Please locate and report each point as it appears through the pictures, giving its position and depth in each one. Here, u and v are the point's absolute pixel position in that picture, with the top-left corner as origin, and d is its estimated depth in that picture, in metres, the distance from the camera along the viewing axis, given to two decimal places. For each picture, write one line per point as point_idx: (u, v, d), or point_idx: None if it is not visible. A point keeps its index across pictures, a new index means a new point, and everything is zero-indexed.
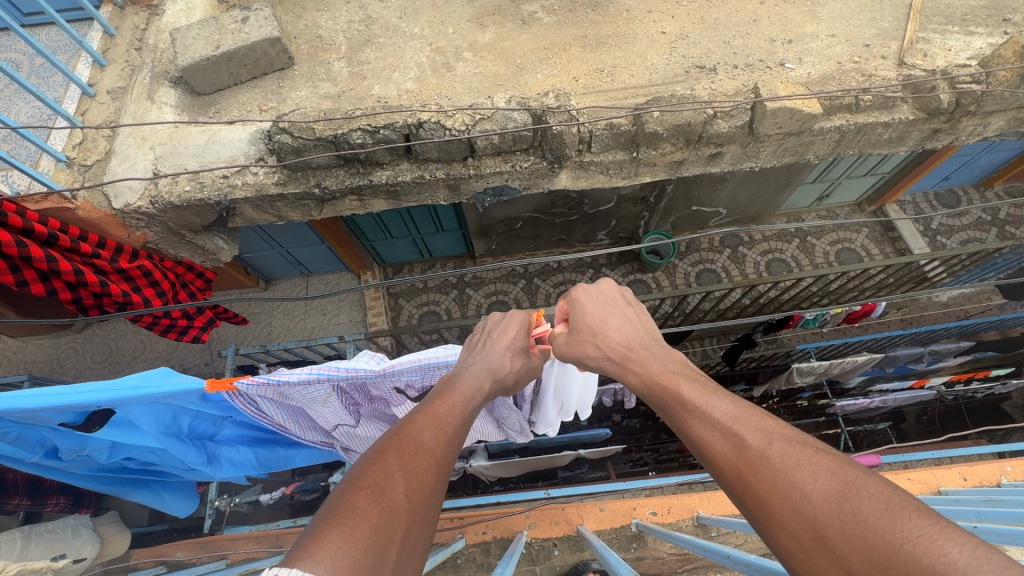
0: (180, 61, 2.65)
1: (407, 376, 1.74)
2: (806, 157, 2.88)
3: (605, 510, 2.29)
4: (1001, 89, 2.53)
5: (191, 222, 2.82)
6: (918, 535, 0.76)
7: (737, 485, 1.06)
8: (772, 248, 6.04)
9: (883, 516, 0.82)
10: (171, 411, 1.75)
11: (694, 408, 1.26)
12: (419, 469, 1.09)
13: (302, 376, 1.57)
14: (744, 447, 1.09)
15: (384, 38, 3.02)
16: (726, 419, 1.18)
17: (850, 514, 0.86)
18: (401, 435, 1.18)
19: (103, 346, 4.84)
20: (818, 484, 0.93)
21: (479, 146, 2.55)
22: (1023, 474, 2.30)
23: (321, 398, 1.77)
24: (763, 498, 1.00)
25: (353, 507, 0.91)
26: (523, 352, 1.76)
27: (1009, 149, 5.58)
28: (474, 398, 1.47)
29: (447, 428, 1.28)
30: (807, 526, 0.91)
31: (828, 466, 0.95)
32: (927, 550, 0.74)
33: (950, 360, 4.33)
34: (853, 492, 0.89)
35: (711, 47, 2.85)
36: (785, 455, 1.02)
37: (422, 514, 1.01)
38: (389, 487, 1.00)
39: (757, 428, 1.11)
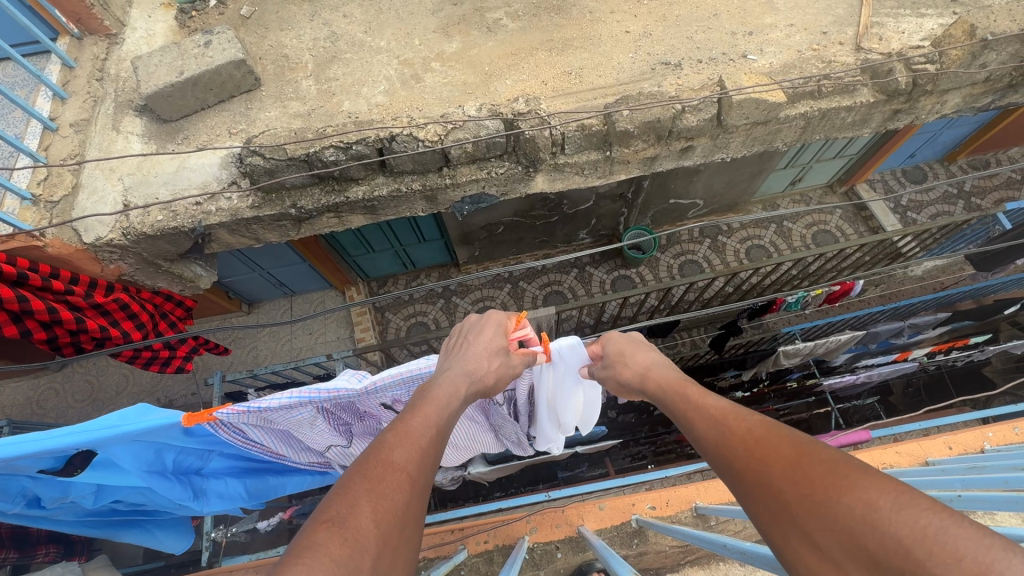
0: (144, 89, 2.61)
1: (391, 390, 1.70)
2: (774, 145, 2.93)
3: (605, 508, 2.27)
4: (954, 68, 2.62)
5: (166, 252, 2.78)
6: (852, 488, 0.89)
7: (723, 466, 1.19)
8: (750, 235, 6.15)
9: (824, 475, 0.95)
10: (154, 449, 1.70)
11: (695, 411, 1.42)
12: (388, 490, 1.08)
13: (283, 401, 1.54)
14: (730, 436, 1.23)
15: (350, 53, 3.02)
16: (722, 414, 1.33)
17: (804, 479, 0.98)
18: (370, 456, 1.17)
19: (84, 384, 4.72)
20: (781, 457, 1.06)
21: (453, 155, 2.55)
22: (1003, 439, 2.36)
23: (306, 420, 1.74)
24: (744, 478, 1.11)
25: (312, 541, 0.91)
26: (501, 351, 1.74)
27: (968, 124, 5.76)
28: (451, 405, 1.44)
29: (422, 443, 1.26)
30: (773, 495, 1.02)
31: (789, 442, 1.08)
32: (859, 501, 0.86)
33: (932, 331, 4.44)
34: (807, 460, 1.01)
35: (674, 44, 2.90)
36: (759, 438, 1.15)
37: (393, 539, 1.01)
38: (353, 515, 0.99)
39: (740, 422, 1.24)
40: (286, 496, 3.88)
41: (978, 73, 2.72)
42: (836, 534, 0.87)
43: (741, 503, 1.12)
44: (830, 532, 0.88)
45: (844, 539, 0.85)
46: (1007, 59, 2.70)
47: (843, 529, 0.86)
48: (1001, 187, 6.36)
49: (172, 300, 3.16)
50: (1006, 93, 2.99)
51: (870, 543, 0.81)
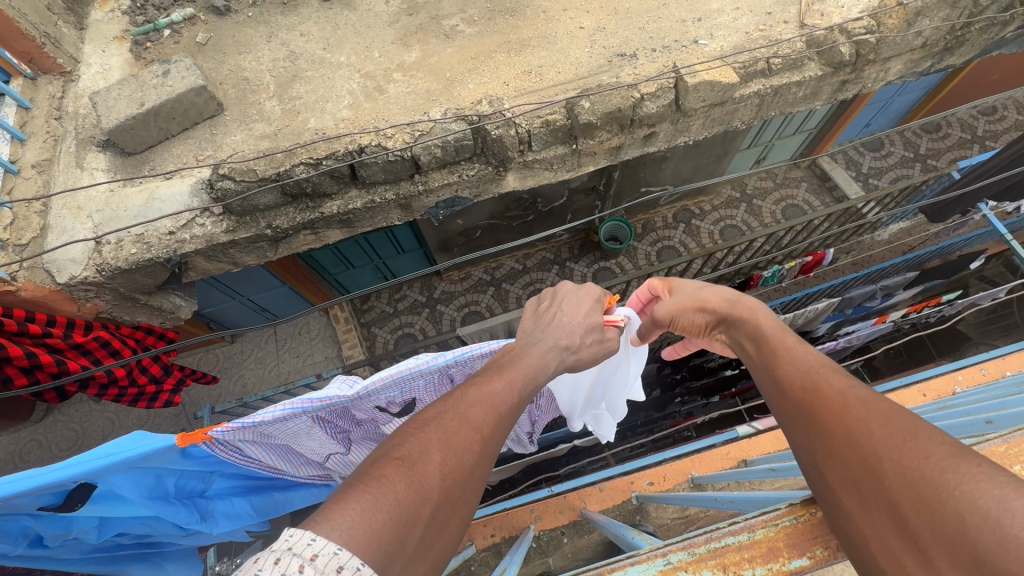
0: (105, 123, 2.59)
1: (385, 393, 1.64)
2: (732, 124, 3.03)
3: (605, 489, 2.32)
4: (892, 36, 2.75)
5: (144, 284, 2.75)
6: (980, 480, 0.80)
7: (805, 415, 1.12)
8: (723, 216, 6.30)
9: (938, 455, 0.87)
10: (155, 475, 1.67)
11: (782, 357, 1.32)
12: (460, 446, 1.13)
13: (276, 414, 1.48)
14: (823, 388, 1.14)
15: (311, 71, 3.04)
16: (816, 365, 1.23)
17: (912, 451, 0.90)
18: (451, 406, 1.23)
19: (69, 432, 4.61)
20: (884, 423, 0.97)
21: (423, 161, 2.58)
22: (973, 381, 2.48)
23: (303, 430, 1.72)
24: (829, 433, 1.04)
25: (381, 475, 0.99)
26: (596, 328, 1.73)
27: (916, 89, 5.98)
28: (535, 378, 1.46)
29: (501, 407, 1.28)
30: (863, 458, 0.96)
31: (906, 413, 0.97)
32: (985, 492, 0.78)
33: (903, 293, 4.60)
34: (925, 437, 0.91)
35: (628, 35, 2.99)
36: (861, 400, 1.05)
37: (453, 493, 1.06)
38: (424, 460, 1.06)
39: (841, 378, 1.13)
40: (289, 520, 3.84)
41: (915, 39, 2.86)
42: (937, 519, 0.81)
43: (814, 456, 1.06)
44: (931, 516, 0.82)
45: (947, 527, 0.80)
46: (941, 24, 2.84)
47: (949, 517, 0.80)
48: (954, 147, 6.62)
49: (153, 332, 3.10)
50: (943, 57, 3.14)
51: (983, 539, 0.74)
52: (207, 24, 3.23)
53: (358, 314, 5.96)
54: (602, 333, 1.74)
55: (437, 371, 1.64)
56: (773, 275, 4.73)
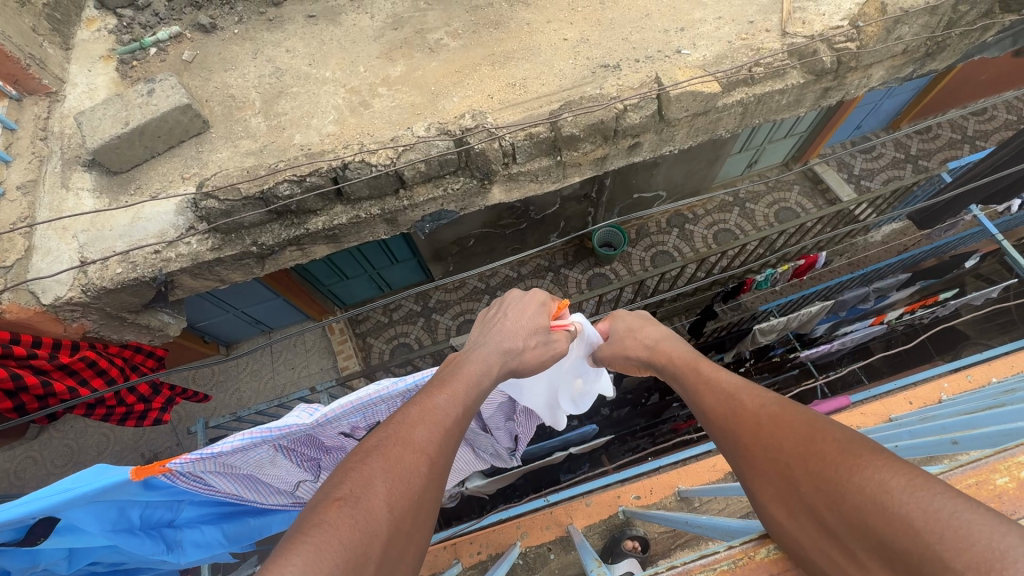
0: (90, 144, 2.60)
1: (347, 419, 1.63)
2: (718, 133, 3.04)
3: (591, 504, 2.30)
4: (872, 44, 2.76)
5: (130, 303, 2.75)
6: (864, 468, 0.91)
7: (733, 442, 1.23)
8: (716, 220, 6.31)
9: (834, 453, 0.98)
10: (118, 506, 1.61)
11: (714, 390, 1.44)
12: (405, 472, 1.14)
13: (235, 444, 1.43)
14: (743, 413, 1.26)
15: (297, 87, 3.05)
16: (739, 392, 1.36)
17: (814, 454, 1.01)
18: (392, 433, 1.23)
19: (64, 449, 4.59)
20: (791, 435, 1.09)
21: (407, 176, 2.59)
22: (960, 388, 2.47)
23: (267, 459, 1.68)
24: (755, 455, 1.15)
25: (323, 520, 0.97)
26: (539, 331, 1.85)
27: (906, 91, 6.00)
28: (479, 383, 1.52)
29: (446, 424, 1.31)
30: (781, 471, 1.06)
31: (804, 421, 1.10)
32: (869, 478, 0.89)
33: (898, 293, 4.61)
34: (821, 440, 1.03)
35: (611, 46, 3.00)
36: (774, 421, 1.17)
37: (404, 523, 1.07)
38: (368, 495, 1.06)
39: (756, 403, 1.26)
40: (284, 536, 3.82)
41: (895, 46, 2.88)
42: (842, 511, 0.90)
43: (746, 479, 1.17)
44: (838, 510, 0.91)
45: (850, 515, 0.89)
46: (921, 30, 2.86)
47: (849, 508, 0.89)
48: (944, 148, 6.64)
49: (142, 351, 3.09)
50: (925, 62, 3.16)
51: (879, 524, 0.83)
52: (193, 41, 3.24)
53: (353, 325, 5.96)
54: (547, 335, 1.87)
55: (398, 396, 1.66)
56: (766, 280, 4.71)
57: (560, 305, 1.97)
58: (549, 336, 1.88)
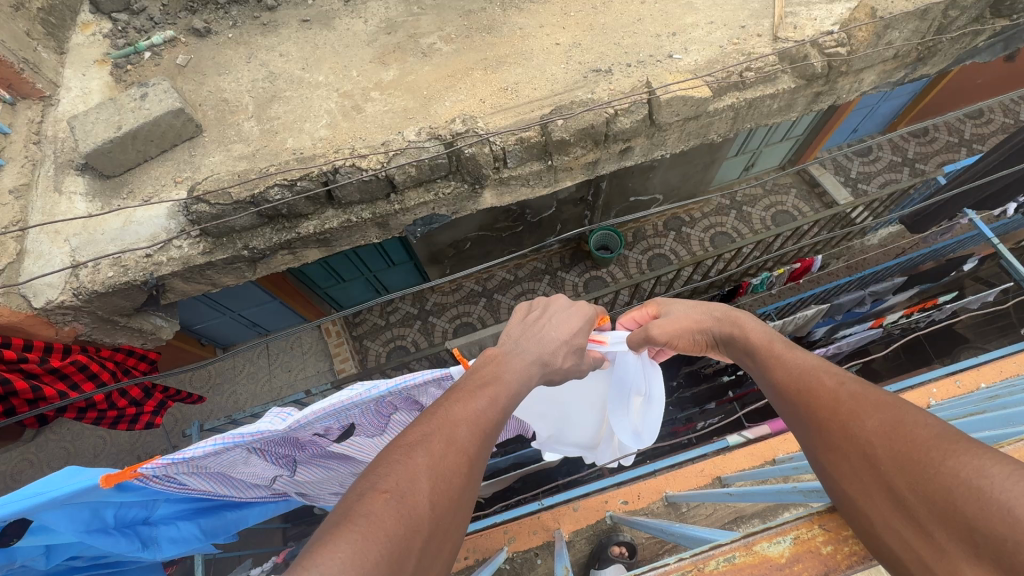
0: (83, 148, 2.60)
1: (321, 422, 1.60)
2: (709, 137, 3.04)
3: (579, 509, 2.29)
4: (862, 49, 2.77)
5: (122, 306, 2.75)
6: (963, 454, 0.82)
7: (799, 412, 1.13)
8: (713, 223, 6.31)
9: (926, 438, 0.88)
10: (89, 507, 1.58)
11: (778, 358, 1.32)
12: (451, 469, 1.08)
13: (206, 449, 1.43)
14: (813, 383, 1.15)
15: (290, 91, 3.06)
16: (808, 364, 1.24)
17: (900, 434, 0.92)
18: (436, 424, 1.17)
19: (60, 451, 4.60)
20: (873, 413, 0.99)
21: (398, 180, 2.60)
22: (948, 393, 2.47)
23: (241, 459, 1.65)
24: (823, 424, 1.05)
25: (368, 512, 0.93)
26: (579, 340, 1.73)
27: (903, 95, 5.99)
28: (520, 387, 1.43)
29: (488, 424, 1.24)
30: (856, 446, 0.97)
31: (889, 399, 0.99)
32: (967, 466, 0.80)
33: (895, 296, 4.59)
34: (909, 419, 0.93)
35: (603, 51, 3.01)
36: (852, 392, 1.06)
37: (446, 521, 1.02)
38: (413, 490, 1.00)
39: (830, 372, 1.15)
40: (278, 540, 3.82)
41: (886, 50, 2.89)
42: (930, 497, 0.82)
43: (809, 452, 1.08)
44: (923, 492, 0.83)
45: (939, 502, 0.80)
46: (911, 35, 2.87)
47: (939, 493, 0.81)
48: (942, 151, 6.64)
49: (134, 354, 3.09)
50: (917, 66, 3.17)
51: (972, 511, 0.76)
52: (187, 46, 3.25)
53: (350, 328, 5.95)
54: (585, 346, 1.75)
55: (372, 401, 1.62)
56: (763, 282, 4.70)
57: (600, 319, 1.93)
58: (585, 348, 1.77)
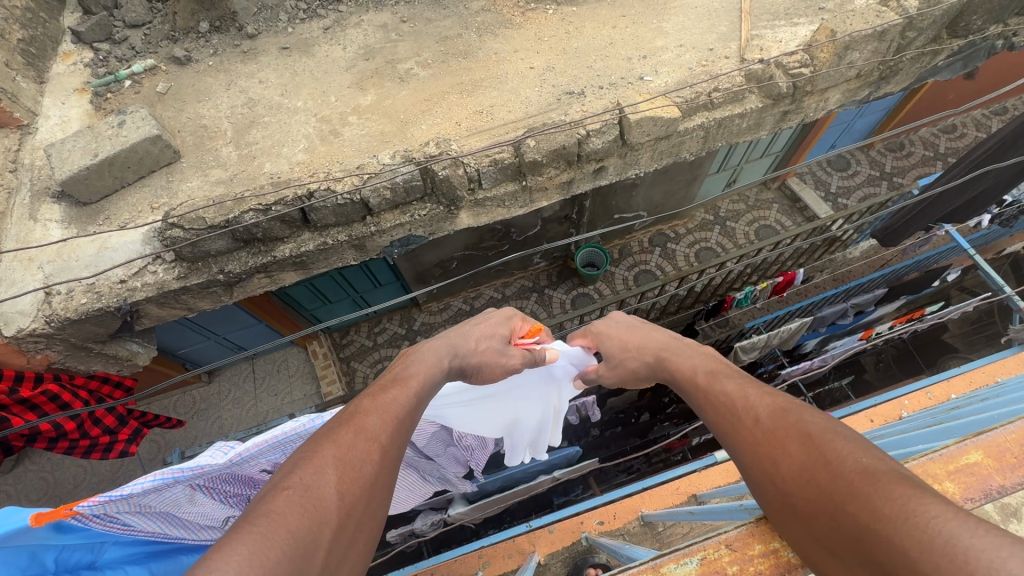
0: (58, 175, 2.60)
1: (265, 457, 1.61)
2: (682, 156, 3.10)
3: (554, 531, 2.25)
4: (825, 68, 2.85)
5: (96, 333, 2.72)
6: (866, 492, 0.80)
7: (732, 457, 1.10)
8: (698, 238, 6.38)
9: (831, 476, 0.86)
10: (26, 550, 1.35)
11: (707, 398, 1.30)
12: (356, 459, 1.09)
13: (146, 486, 1.36)
14: (737, 424, 1.13)
15: (268, 117, 3.10)
16: (735, 400, 1.21)
17: (810, 475, 0.89)
18: (342, 423, 1.19)
19: (37, 482, 4.51)
20: (786, 453, 0.96)
21: (373, 204, 2.63)
22: (918, 405, 2.50)
23: (184, 496, 1.60)
24: (750, 466, 1.03)
25: (269, 510, 0.91)
26: (497, 337, 1.82)
27: (877, 110, 6.12)
28: (431, 382, 1.50)
29: (398, 413, 1.29)
30: (779, 490, 0.94)
31: (801, 433, 0.97)
32: (871, 503, 0.78)
33: (879, 308, 4.61)
34: (814, 456, 0.91)
35: (576, 74, 3.08)
36: (767, 430, 1.04)
37: (357, 510, 1.02)
38: (316, 485, 0.99)
39: (749, 410, 1.13)
40: None
41: (848, 70, 2.98)
42: (840, 537, 0.80)
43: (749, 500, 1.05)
44: (834, 533, 0.81)
45: (848, 541, 0.79)
46: (872, 56, 2.97)
47: (847, 531, 0.79)
48: (917, 164, 6.77)
49: (109, 381, 3.04)
50: (880, 85, 3.27)
51: (876, 551, 0.74)
52: (168, 74, 3.30)
53: (337, 349, 5.91)
54: (503, 345, 1.85)
55: None
56: (746, 297, 4.72)
57: (534, 327, 2.04)
58: (508, 347, 1.86)
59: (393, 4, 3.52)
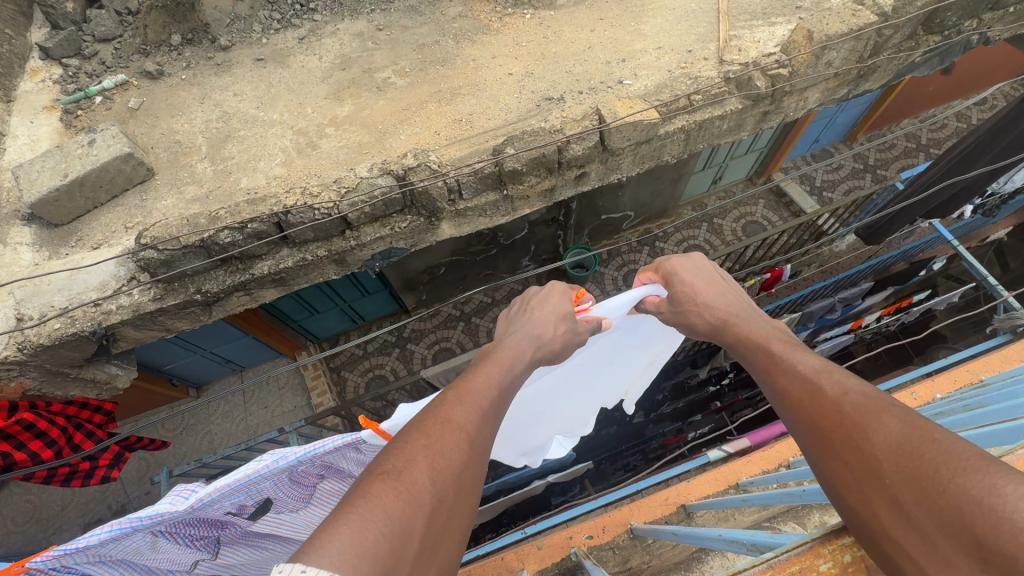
0: (27, 198, 2.55)
1: (231, 500, 1.47)
2: (664, 160, 3.08)
3: (543, 547, 2.22)
4: (803, 69, 2.84)
5: (71, 358, 2.63)
6: (974, 472, 0.81)
7: (805, 424, 1.11)
8: (686, 236, 6.38)
9: (937, 455, 0.87)
10: None
11: (781, 363, 1.29)
12: (445, 448, 1.10)
13: (101, 538, 1.28)
14: (819, 395, 1.13)
15: (243, 130, 3.04)
16: (814, 373, 1.20)
17: (908, 450, 0.90)
18: (426, 418, 1.18)
19: (25, 505, 4.56)
20: (883, 426, 0.96)
21: (352, 218, 2.59)
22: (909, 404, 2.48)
23: (146, 549, 1.46)
24: (830, 436, 1.04)
25: (367, 491, 0.94)
26: (569, 316, 1.73)
27: (859, 105, 6.13)
28: (513, 367, 1.48)
29: (483, 407, 1.27)
30: (864, 458, 0.96)
31: (899, 411, 0.97)
32: (978, 483, 0.79)
33: (866, 300, 4.59)
34: (917, 435, 0.91)
35: (555, 79, 3.05)
36: (857, 404, 1.04)
37: (448, 497, 1.02)
38: (410, 470, 1.01)
39: (835, 381, 1.12)
40: None
41: (826, 70, 2.98)
42: (939, 512, 0.82)
43: (817, 466, 1.06)
44: (932, 509, 0.83)
45: (947, 517, 0.81)
46: (848, 55, 2.97)
47: (949, 508, 0.81)
48: (901, 156, 6.82)
49: (88, 406, 2.98)
50: (858, 83, 3.27)
51: (982, 527, 0.76)
52: (140, 88, 3.23)
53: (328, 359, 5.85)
54: (575, 320, 1.74)
55: (286, 471, 1.50)
56: None
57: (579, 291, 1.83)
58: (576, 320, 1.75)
59: (368, 12, 3.47)
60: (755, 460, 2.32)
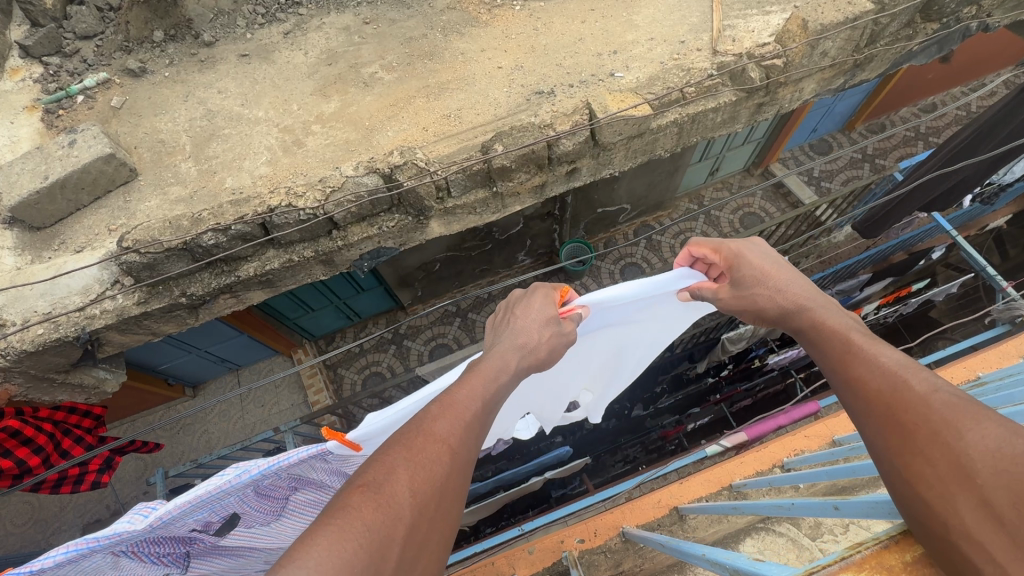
0: (7, 201, 2.50)
1: (195, 516, 1.43)
2: (657, 153, 3.02)
3: (535, 551, 2.21)
4: (798, 60, 2.78)
5: (57, 364, 2.59)
6: None
7: (880, 415, 1.05)
8: (683, 229, 6.32)
9: None
10: None
11: (857, 353, 1.21)
12: (429, 458, 1.05)
13: (57, 560, 1.24)
14: (902, 388, 1.06)
15: (228, 129, 2.98)
16: (896, 366, 1.12)
17: (1007, 456, 0.84)
18: (413, 425, 1.15)
19: (24, 507, 4.56)
20: (980, 429, 0.90)
21: (339, 219, 2.54)
22: None
23: (111, 564, 1.44)
24: (912, 432, 0.98)
25: (345, 505, 0.92)
26: (554, 319, 1.67)
27: (857, 93, 6.05)
28: (498, 378, 1.41)
29: (468, 417, 1.21)
30: (952, 459, 0.90)
31: (997, 415, 0.91)
32: None
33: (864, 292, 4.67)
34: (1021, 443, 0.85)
35: (545, 73, 2.99)
36: (949, 402, 0.97)
37: (430, 509, 0.99)
38: (391, 482, 0.98)
39: (921, 375, 1.06)
40: None
41: (822, 60, 2.92)
42: None
43: (887, 458, 1.00)
44: None
45: None
46: (844, 44, 2.91)
47: None
48: (899, 145, 6.75)
49: (77, 411, 2.96)
50: (855, 72, 3.20)
51: None
52: (123, 87, 3.16)
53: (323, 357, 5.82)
54: (560, 322, 1.68)
55: (251, 485, 1.46)
56: None
57: (562, 290, 1.76)
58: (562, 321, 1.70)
59: (354, 5, 3.40)
60: (750, 460, 2.31)
